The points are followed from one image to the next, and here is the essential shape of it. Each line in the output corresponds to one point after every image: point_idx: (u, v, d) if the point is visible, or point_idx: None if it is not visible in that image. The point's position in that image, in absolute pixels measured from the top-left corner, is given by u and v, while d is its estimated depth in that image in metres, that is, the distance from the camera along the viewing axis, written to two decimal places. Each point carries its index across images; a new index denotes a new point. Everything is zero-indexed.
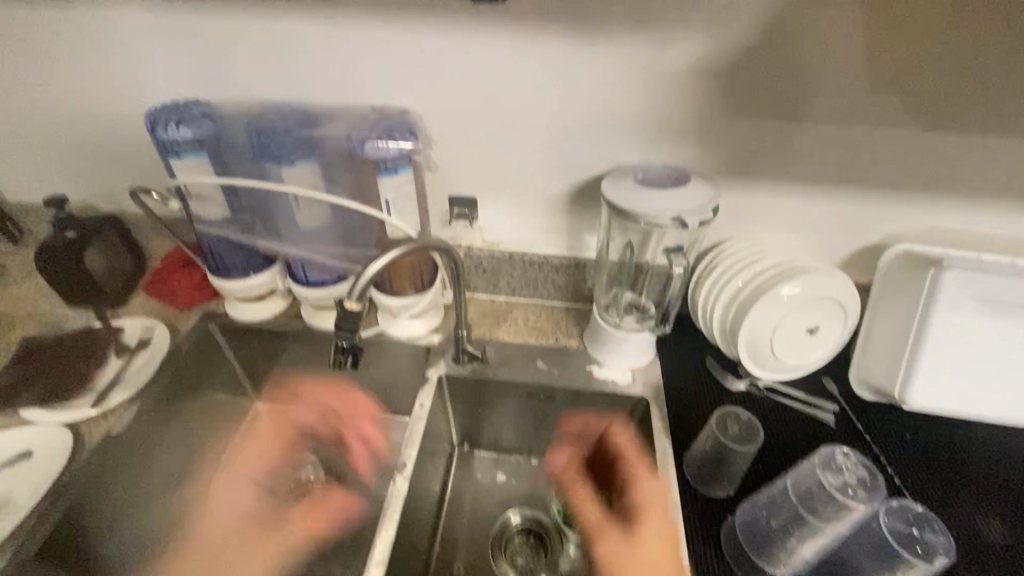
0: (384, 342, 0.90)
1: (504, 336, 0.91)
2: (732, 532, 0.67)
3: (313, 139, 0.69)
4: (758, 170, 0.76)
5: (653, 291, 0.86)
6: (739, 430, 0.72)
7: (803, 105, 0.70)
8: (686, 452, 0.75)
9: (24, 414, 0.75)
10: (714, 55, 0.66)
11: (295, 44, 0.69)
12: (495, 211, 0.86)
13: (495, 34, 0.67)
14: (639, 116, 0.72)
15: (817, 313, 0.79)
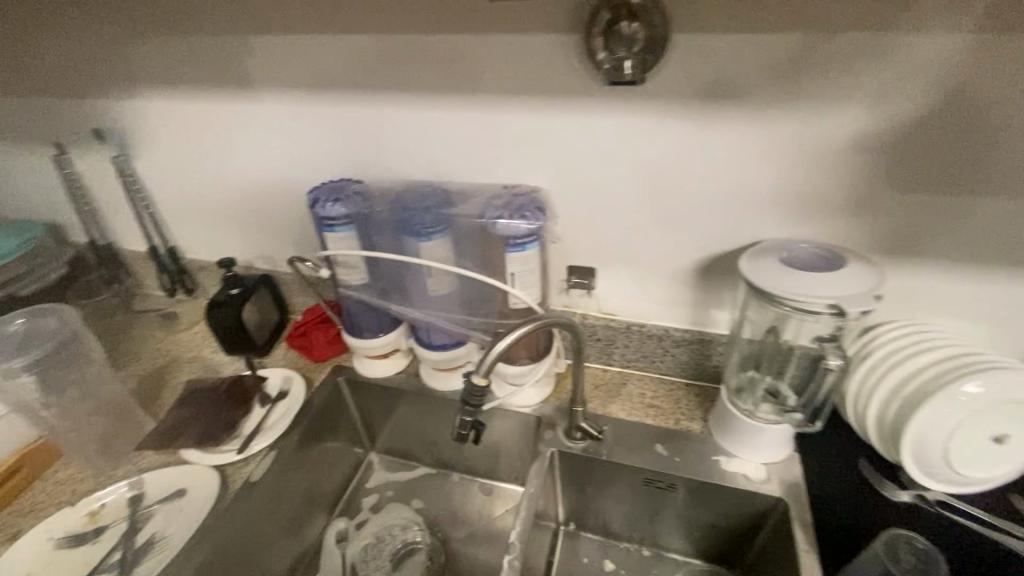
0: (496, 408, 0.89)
1: (619, 411, 0.87)
2: None
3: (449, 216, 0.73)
4: (927, 249, 0.67)
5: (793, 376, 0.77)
6: (911, 560, 0.62)
7: (983, 179, 0.61)
8: (841, 566, 0.65)
9: (185, 453, 0.84)
10: (873, 127, 0.61)
11: (438, 128, 0.74)
12: (615, 283, 0.84)
13: (631, 115, 0.67)
14: (780, 191, 0.67)
15: (1012, 421, 0.66)
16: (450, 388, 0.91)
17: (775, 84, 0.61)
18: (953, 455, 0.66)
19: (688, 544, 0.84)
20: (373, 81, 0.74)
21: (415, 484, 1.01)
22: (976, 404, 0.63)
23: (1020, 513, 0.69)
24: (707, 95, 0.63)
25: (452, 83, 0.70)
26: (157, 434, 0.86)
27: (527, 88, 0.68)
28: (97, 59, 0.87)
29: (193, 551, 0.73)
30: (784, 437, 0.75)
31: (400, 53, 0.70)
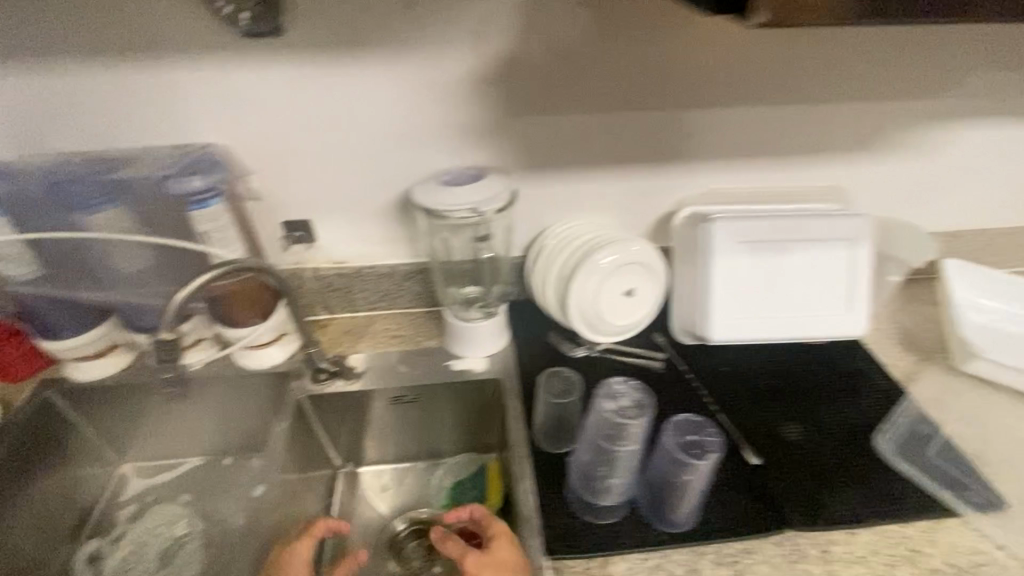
0: (239, 376, 0.89)
1: (365, 348, 0.95)
2: (576, 494, 0.71)
3: (115, 184, 0.72)
4: (555, 161, 0.87)
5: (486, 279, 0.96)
6: (561, 386, 0.80)
7: (569, 100, 0.81)
8: (534, 420, 0.80)
9: None
10: (481, 65, 0.76)
11: (87, 95, 0.71)
12: (332, 231, 0.90)
13: (282, 66, 0.73)
14: (434, 125, 0.80)
15: (626, 279, 0.91)
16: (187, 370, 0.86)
17: (396, 31, 0.72)
18: (599, 305, 0.89)
19: (449, 445, 0.97)
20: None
21: (183, 481, 0.94)
22: (592, 271, 0.88)
23: (659, 344, 0.96)
24: (343, 43, 0.72)
25: (88, 47, 0.69)
26: None
27: (170, 48, 0.70)
28: None
29: None
30: (497, 327, 0.92)
31: (12, 15, 0.66)
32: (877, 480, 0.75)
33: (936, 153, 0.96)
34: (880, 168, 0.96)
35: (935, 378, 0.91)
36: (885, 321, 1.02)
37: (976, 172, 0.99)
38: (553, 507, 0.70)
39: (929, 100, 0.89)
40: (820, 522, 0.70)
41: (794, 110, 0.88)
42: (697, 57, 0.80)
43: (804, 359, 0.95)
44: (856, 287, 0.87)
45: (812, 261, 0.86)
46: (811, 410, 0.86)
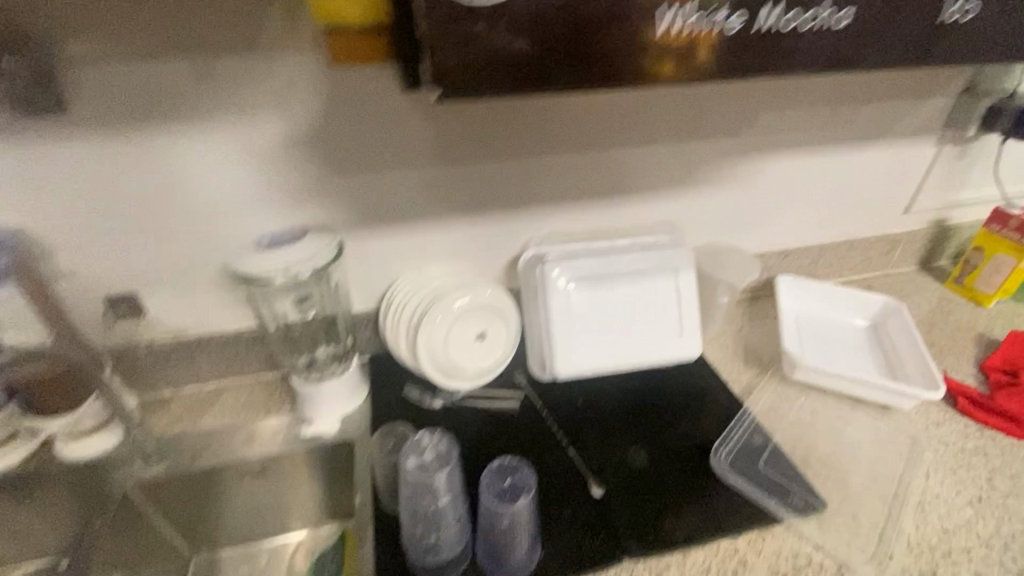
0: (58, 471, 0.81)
1: (211, 421, 0.91)
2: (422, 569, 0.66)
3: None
4: (390, 217, 0.90)
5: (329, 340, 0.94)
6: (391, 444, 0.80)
7: (393, 159, 0.84)
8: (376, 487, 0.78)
9: None
10: (294, 130, 0.77)
11: None
12: (163, 301, 0.86)
13: (75, 142, 0.71)
14: (255, 189, 0.80)
15: (473, 322, 0.92)
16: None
17: (196, 103, 0.72)
18: (448, 351, 0.90)
19: (313, 513, 0.94)
20: None
21: None
22: (433, 318, 0.89)
23: (518, 385, 0.98)
24: (140, 116, 0.71)
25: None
26: None
27: None
28: None
29: None
30: (349, 385, 0.91)
31: None
32: (710, 495, 0.79)
33: (749, 183, 1.06)
34: (704, 199, 1.05)
35: (771, 389, 0.98)
36: (730, 339, 1.10)
37: (789, 197, 1.10)
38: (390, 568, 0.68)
39: (733, 138, 0.99)
40: (655, 546, 0.73)
41: (613, 152, 0.94)
42: (510, 110, 0.84)
43: (656, 384, 0.98)
44: (683, 319, 0.94)
45: (645, 293, 0.93)
46: (660, 435, 0.89)
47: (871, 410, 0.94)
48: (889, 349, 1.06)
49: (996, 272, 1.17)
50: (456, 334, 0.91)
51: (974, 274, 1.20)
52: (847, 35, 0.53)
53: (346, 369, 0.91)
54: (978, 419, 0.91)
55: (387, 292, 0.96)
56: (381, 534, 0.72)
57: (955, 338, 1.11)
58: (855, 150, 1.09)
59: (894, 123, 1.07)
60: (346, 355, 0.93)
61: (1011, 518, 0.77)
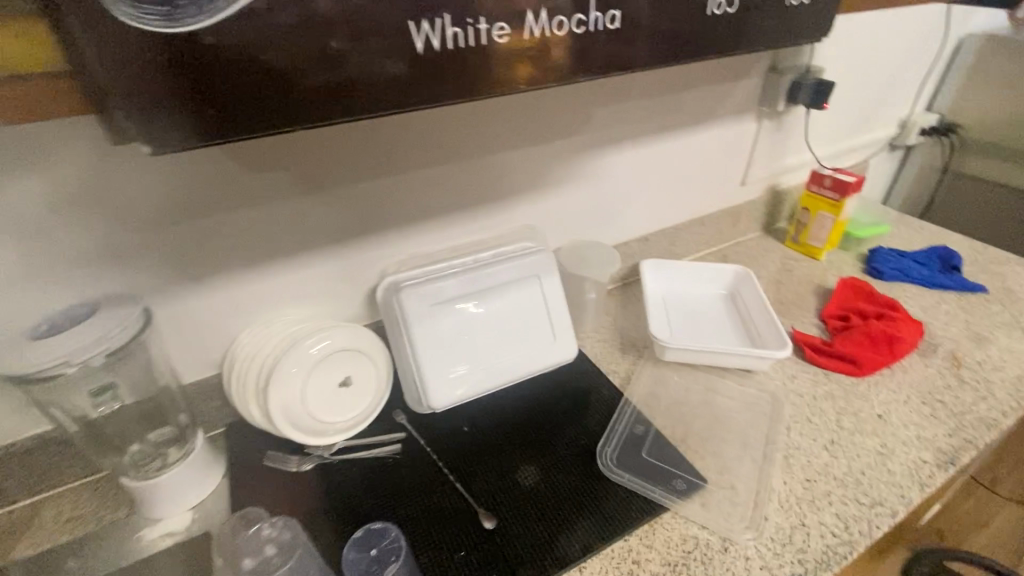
0: None
1: (27, 548, 0.75)
2: None
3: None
4: (216, 269, 0.79)
5: (156, 425, 0.80)
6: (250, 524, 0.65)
7: (204, 207, 0.74)
8: None
9: None
10: (65, 190, 0.64)
11: None
12: None
13: None
14: (26, 266, 0.66)
15: (331, 369, 0.84)
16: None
17: None
18: (307, 407, 0.82)
19: None
20: None
21: None
22: (283, 373, 0.80)
23: (399, 424, 0.91)
24: None
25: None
26: None
27: None
28: None
29: None
30: (197, 474, 0.79)
31: None
32: (600, 498, 0.78)
33: (596, 178, 1.07)
34: (555, 199, 1.05)
35: (648, 375, 1.00)
36: (606, 331, 1.11)
37: (636, 186, 1.14)
38: None
39: (574, 137, 1.00)
40: (552, 568, 0.70)
41: (453, 166, 0.90)
42: (328, 136, 0.77)
43: (539, 394, 0.97)
44: (555, 322, 0.92)
45: (509, 305, 0.90)
46: (547, 445, 0.87)
47: (736, 376, 1.00)
48: (745, 316, 1.13)
49: (821, 227, 1.30)
50: (313, 386, 0.83)
51: (806, 231, 1.33)
52: (661, 37, 0.62)
53: (183, 455, 0.78)
54: (822, 366, 1.01)
55: (231, 350, 0.85)
56: None
57: (799, 293, 1.22)
58: (687, 134, 1.14)
59: (717, 105, 1.14)
60: (183, 435, 0.80)
61: (860, 454, 0.85)
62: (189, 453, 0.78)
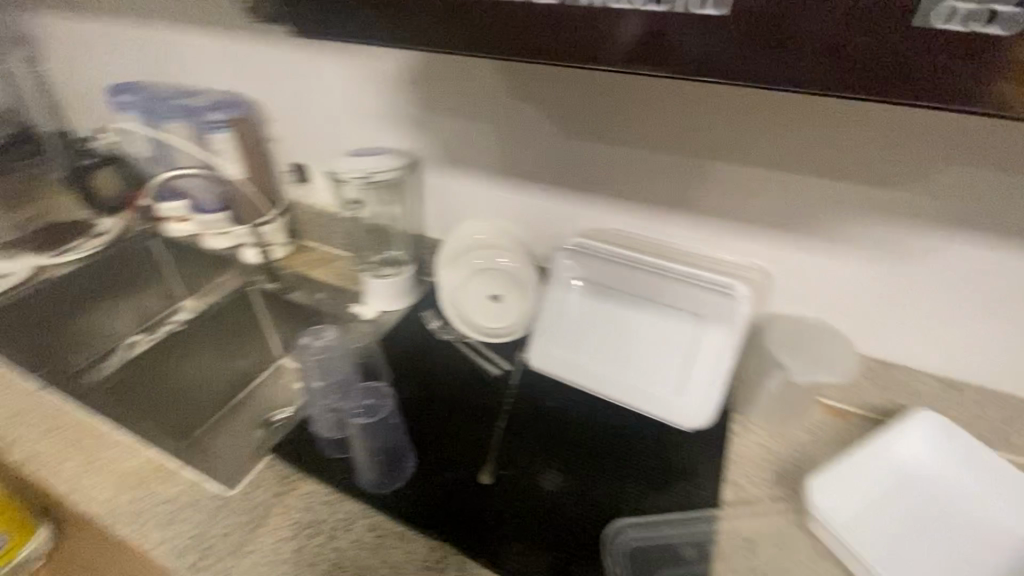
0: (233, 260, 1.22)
1: (315, 274, 1.19)
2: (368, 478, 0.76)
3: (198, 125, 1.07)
4: (466, 163, 0.96)
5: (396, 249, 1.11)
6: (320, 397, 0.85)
7: (473, 111, 0.89)
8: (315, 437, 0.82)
9: (29, 257, 1.21)
10: (405, 68, 0.90)
11: (177, 47, 1.08)
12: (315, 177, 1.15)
13: (279, 48, 0.98)
14: (372, 110, 0.97)
15: (488, 282, 0.97)
16: (203, 245, 1.21)
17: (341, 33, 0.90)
18: (469, 297, 0.99)
19: None
20: (140, 13, 1.08)
21: None
22: (462, 259, 0.98)
23: (514, 361, 0.95)
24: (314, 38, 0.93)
25: (175, 16, 1.04)
26: (14, 243, 1.26)
27: (217, 25, 1.00)
28: None
29: None
30: (394, 291, 1.06)
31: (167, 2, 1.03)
32: (580, 560, 0.68)
33: (893, 259, 0.76)
34: (820, 260, 0.80)
35: (775, 524, 0.72)
36: (793, 446, 0.80)
37: (960, 306, 0.76)
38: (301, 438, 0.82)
39: (888, 191, 0.70)
40: (483, 558, 0.68)
41: (696, 165, 0.79)
42: (577, 88, 0.80)
43: (641, 437, 0.83)
44: (691, 376, 0.80)
45: (653, 327, 0.84)
46: (591, 476, 0.77)
47: None
48: None
49: None
50: (480, 287, 0.98)
51: None
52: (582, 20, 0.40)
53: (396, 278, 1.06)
54: None
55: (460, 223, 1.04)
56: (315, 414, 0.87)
57: None
58: None
59: None
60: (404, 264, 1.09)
61: None
62: (398, 274, 1.05)
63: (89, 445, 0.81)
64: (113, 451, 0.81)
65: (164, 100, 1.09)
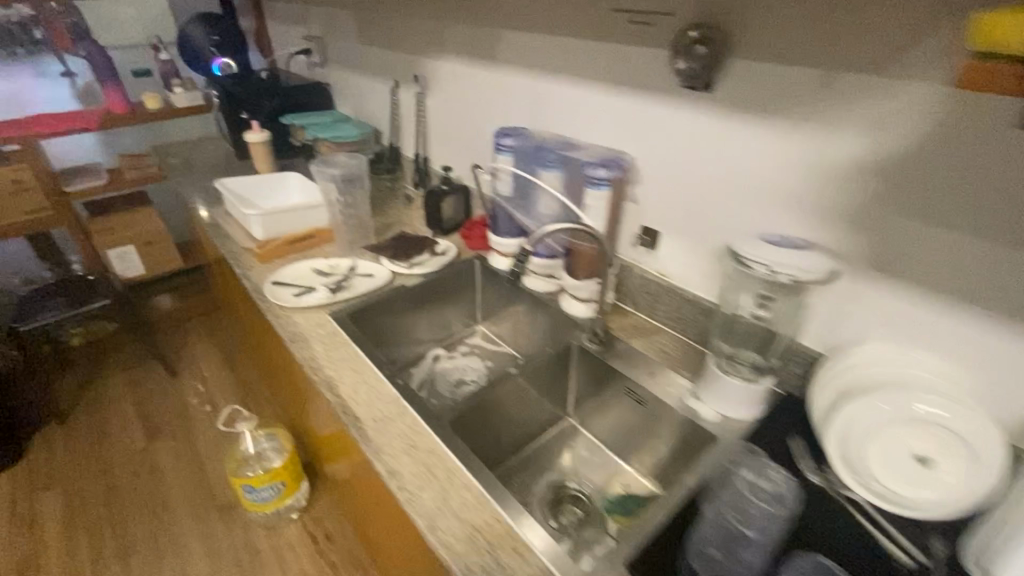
0: (555, 309, 1.21)
1: (638, 345, 1.10)
2: None
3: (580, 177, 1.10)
4: (913, 276, 0.76)
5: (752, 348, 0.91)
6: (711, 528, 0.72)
7: (964, 220, 0.69)
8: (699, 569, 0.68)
9: (388, 262, 1.38)
10: (871, 154, 0.74)
11: (580, 102, 1.11)
12: (672, 248, 1.07)
13: (699, 114, 0.92)
14: (796, 192, 0.84)
15: (917, 437, 0.72)
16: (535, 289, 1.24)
17: (795, 109, 0.79)
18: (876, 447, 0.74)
19: (647, 463, 1.06)
20: (551, 69, 1.15)
21: (495, 356, 1.42)
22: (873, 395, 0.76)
23: (934, 555, 0.69)
24: (750, 107, 0.84)
25: (588, 75, 1.07)
26: (375, 246, 1.44)
27: (633, 85, 0.99)
28: (431, 37, 1.47)
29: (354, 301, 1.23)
30: (751, 399, 0.88)
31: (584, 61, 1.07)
32: None
33: None
34: None
35: None
36: None
37: None
38: (664, 569, 0.68)
39: None
40: None
41: None
42: None
43: None
44: None
45: None
46: None
47: None
48: None
49: None
50: (900, 442, 0.73)
51: None
52: None
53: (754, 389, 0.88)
54: None
55: (868, 349, 0.81)
56: (670, 535, 0.72)
57: None
58: None
59: None
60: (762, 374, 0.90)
61: None
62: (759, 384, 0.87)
63: (447, 480, 0.81)
64: (465, 499, 0.78)
65: (549, 147, 1.15)
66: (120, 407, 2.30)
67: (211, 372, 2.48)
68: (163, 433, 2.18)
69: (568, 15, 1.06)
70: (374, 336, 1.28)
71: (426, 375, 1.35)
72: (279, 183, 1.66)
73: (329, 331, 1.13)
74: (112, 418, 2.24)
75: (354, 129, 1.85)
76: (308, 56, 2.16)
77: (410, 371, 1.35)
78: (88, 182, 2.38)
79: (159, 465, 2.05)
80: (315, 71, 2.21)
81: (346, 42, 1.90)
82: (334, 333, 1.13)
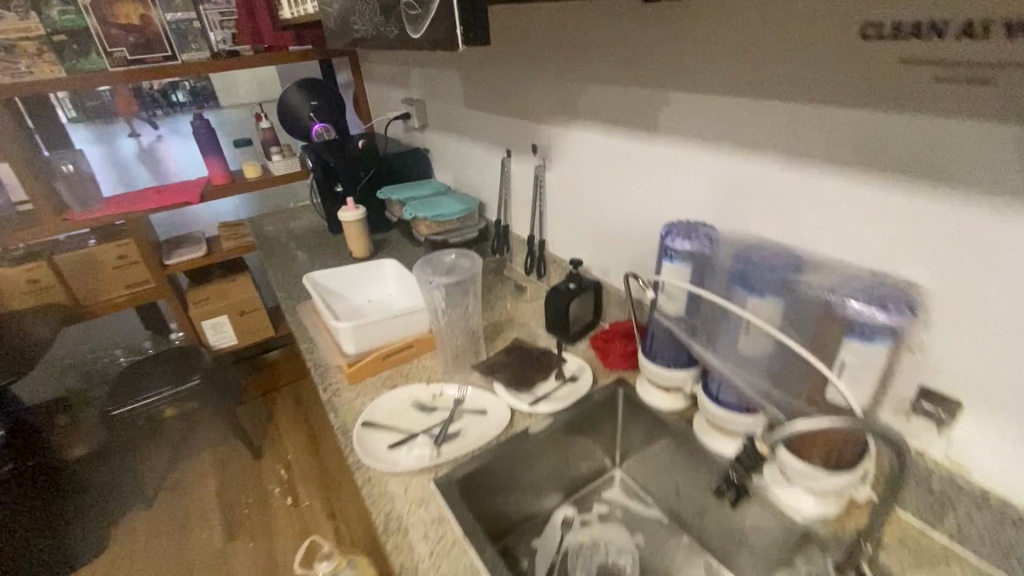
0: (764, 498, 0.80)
1: None
2: None
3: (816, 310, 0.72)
4: None
5: None
6: None
7: None
8: None
9: (505, 394, 1.04)
10: None
11: (818, 196, 0.74)
12: (988, 430, 0.67)
13: None
14: None
15: None
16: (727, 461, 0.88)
17: None
18: None
19: None
20: (759, 146, 0.80)
21: (645, 523, 1.04)
22: None
23: None
24: None
25: (834, 160, 0.71)
26: (485, 364, 1.11)
27: (937, 177, 0.61)
28: (559, 100, 1.18)
29: (467, 461, 0.90)
30: None
31: (828, 138, 0.70)
32: None
33: None
34: None
35: None
36: None
37: None
38: None
39: None
40: None
41: None
42: None
43: None
44: None
45: None
46: None
47: None
48: None
49: None
50: None
51: None
52: None
53: None
54: None
55: None
56: None
57: None
58: None
59: None
60: None
61: None
62: None
63: None
64: None
65: (756, 257, 0.78)
66: (204, 491, 2.15)
67: (295, 454, 2.29)
68: (243, 531, 1.98)
69: (799, 72, 0.71)
70: (490, 504, 0.94)
71: (556, 552, 0.99)
72: (374, 272, 1.43)
73: (435, 517, 0.81)
74: (194, 507, 2.08)
75: (457, 204, 1.59)
76: (406, 120, 1.98)
77: (532, 544, 1.00)
78: (189, 253, 2.32)
79: (235, 571, 1.84)
80: (413, 135, 2.02)
81: (450, 105, 1.68)
82: (442, 519, 0.81)
